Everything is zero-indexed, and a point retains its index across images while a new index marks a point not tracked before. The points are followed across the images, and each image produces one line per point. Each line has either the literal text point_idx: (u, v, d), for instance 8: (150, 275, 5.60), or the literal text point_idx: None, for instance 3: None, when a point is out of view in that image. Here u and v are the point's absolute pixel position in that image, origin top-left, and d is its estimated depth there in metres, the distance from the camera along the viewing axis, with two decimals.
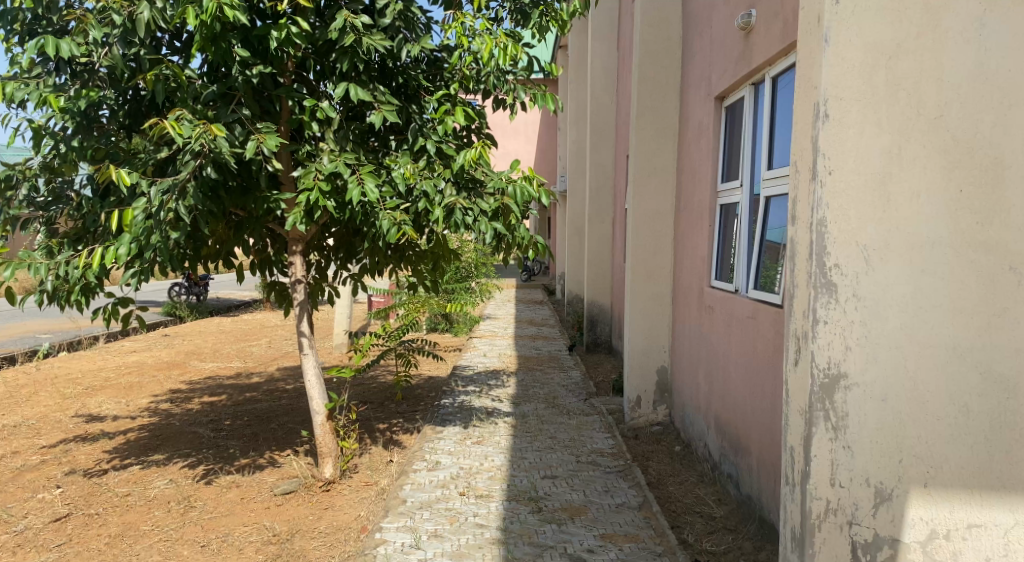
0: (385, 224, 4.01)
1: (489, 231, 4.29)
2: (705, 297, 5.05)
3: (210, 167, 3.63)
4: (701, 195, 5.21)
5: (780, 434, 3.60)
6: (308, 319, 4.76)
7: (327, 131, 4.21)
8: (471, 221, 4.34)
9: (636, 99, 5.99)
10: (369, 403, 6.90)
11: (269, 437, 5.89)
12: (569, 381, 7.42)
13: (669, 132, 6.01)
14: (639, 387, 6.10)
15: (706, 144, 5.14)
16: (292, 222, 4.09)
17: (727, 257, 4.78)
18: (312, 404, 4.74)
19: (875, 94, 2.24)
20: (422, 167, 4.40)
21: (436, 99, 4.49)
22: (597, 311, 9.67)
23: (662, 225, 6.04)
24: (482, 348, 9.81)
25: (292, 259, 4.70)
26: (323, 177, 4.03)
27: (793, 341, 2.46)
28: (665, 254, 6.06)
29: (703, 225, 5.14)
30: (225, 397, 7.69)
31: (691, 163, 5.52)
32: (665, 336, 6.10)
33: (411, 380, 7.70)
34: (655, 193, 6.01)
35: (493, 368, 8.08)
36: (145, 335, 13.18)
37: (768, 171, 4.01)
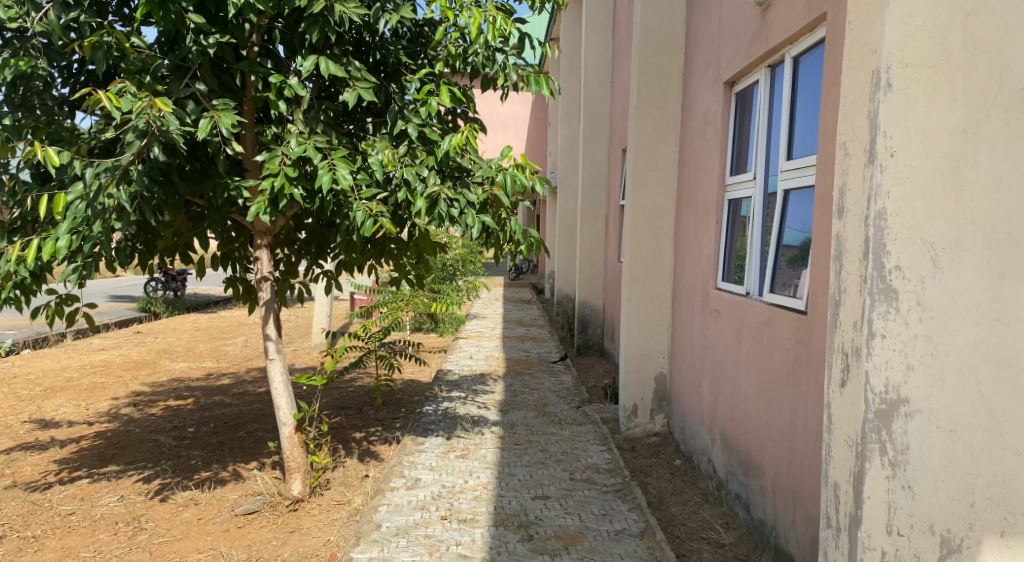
0: (359, 215, 3.60)
1: (476, 226, 3.87)
2: (710, 300, 4.66)
3: (157, 148, 3.15)
4: (706, 190, 4.82)
5: (802, 457, 3.21)
6: (275, 320, 4.32)
7: (296, 111, 3.80)
8: (456, 213, 3.93)
9: (636, 88, 5.59)
10: (347, 409, 6.48)
11: (235, 446, 5.44)
12: (559, 387, 7.01)
13: (671, 122, 5.61)
14: (636, 395, 5.69)
15: (712, 135, 4.75)
16: (255, 212, 3.68)
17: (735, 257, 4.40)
18: (278, 414, 4.30)
19: (949, 60, 1.86)
20: (403, 153, 3.98)
21: (419, 79, 4.08)
22: (589, 311, 9.39)
23: (662, 222, 5.65)
24: (468, 349, 9.37)
25: (258, 254, 4.26)
26: (289, 162, 3.62)
27: (838, 358, 2.05)
28: (665, 256, 5.66)
29: (708, 221, 4.75)
30: (193, 401, 7.20)
31: (695, 156, 5.13)
32: (663, 341, 5.72)
33: (393, 384, 7.27)
34: (655, 187, 5.61)
35: (480, 372, 7.65)
36: (116, 333, 12.63)
37: (786, 161, 3.62)
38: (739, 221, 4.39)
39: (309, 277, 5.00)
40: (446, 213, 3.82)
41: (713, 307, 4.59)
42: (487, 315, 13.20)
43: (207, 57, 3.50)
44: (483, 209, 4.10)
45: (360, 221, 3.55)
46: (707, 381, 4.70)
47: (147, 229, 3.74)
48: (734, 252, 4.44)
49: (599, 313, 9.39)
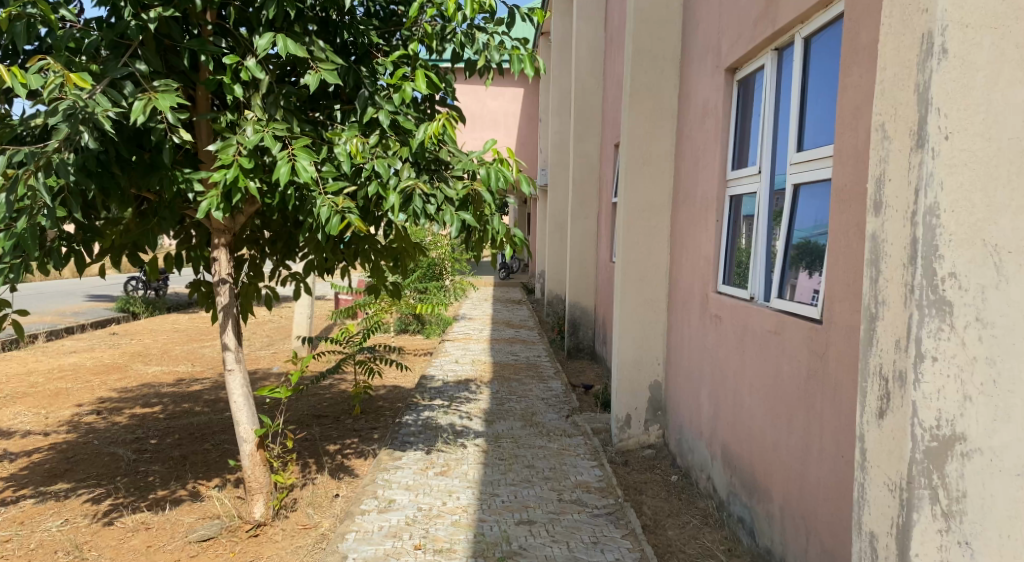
0: (324, 211, 3.22)
1: (456, 224, 3.50)
2: (710, 305, 4.32)
3: (88, 134, 2.80)
4: (705, 186, 4.48)
5: (816, 484, 2.87)
6: (235, 327, 3.94)
7: (254, 96, 3.44)
8: (433, 209, 3.57)
9: (630, 76, 5.24)
10: (323, 418, 6.12)
11: (199, 460, 5.06)
12: (549, 393, 6.65)
13: (667, 114, 5.26)
14: (629, 404, 5.33)
15: (711, 126, 4.41)
16: (206, 207, 3.32)
17: (738, 259, 4.06)
18: (239, 430, 3.91)
19: (1017, 20, 1.53)
20: (374, 144, 3.62)
21: (392, 62, 3.73)
22: (579, 313, 9.10)
23: (657, 219, 5.31)
24: (454, 352, 9.00)
25: (216, 254, 3.89)
26: (244, 151, 3.25)
27: (875, 382, 1.71)
28: (661, 256, 5.32)
29: (707, 220, 4.41)
30: (160, 408, 6.80)
31: (693, 149, 4.78)
32: (658, 346, 5.37)
33: (373, 391, 6.90)
34: (650, 183, 5.27)
35: (465, 378, 7.29)
36: (91, 335, 12.17)
37: (796, 153, 3.27)
38: (742, 218, 4.04)
39: (277, 281, 4.60)
40: (422, 211, 3.45)
41: (713, 313, 4.25)
42: (475, 315, 12.82)
43: (150, 33, 3.13)
44: (463, 207, 3.74)
45: (323, 218, 3.18)
46: (706, 392, 4.38)
47: (84, 226, 3.36)
48: (737, 253, 4.10)
49: (590, 314, 9.05)
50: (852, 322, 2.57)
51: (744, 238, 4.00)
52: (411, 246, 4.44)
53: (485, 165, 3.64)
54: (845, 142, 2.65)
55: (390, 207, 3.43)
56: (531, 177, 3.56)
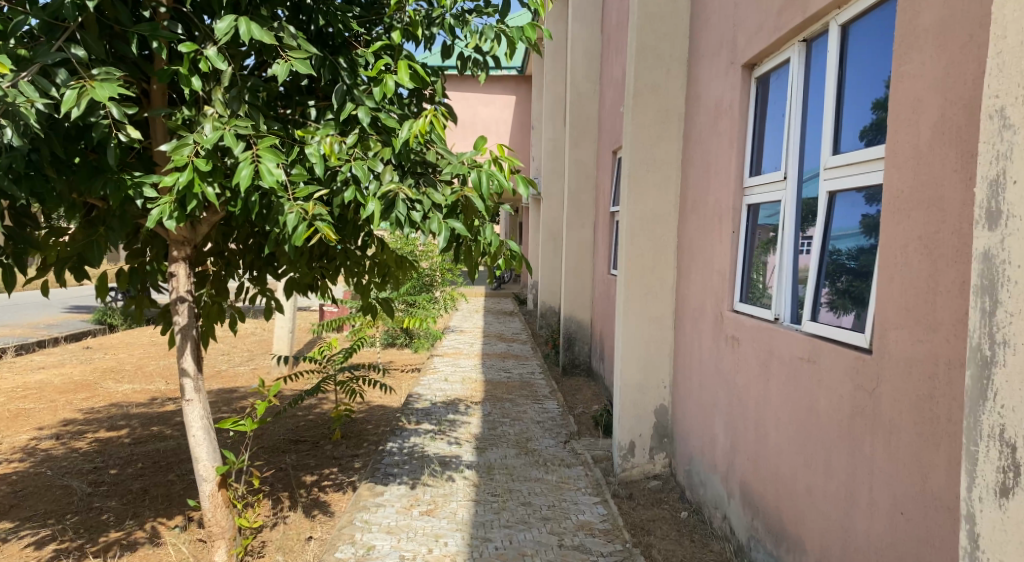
0: (290, 219, 2.83)
1: (444, 233, 3.10)
2: (725, 325, 3.94)
3: (11, 130, 2.35)
4: (719, 193, 4.09)
5: (863, 541, 2.47)
6: (195, 350, 3.49)
7: (215, 90, 3.01)
8: (417, 217, 3.17)
9: (633, 75, 4.86)
10: (298, 446, 5.68)
11: (160, 495, 4.59)
12: (544, 416, 6.22)
13: (673, 116, 4.88)
14: (633, 431, 4.92)
15: (725, 128, 4.03)
16: (158, 215, 2.90)
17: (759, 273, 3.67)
18: (198, 468, 3.44)
19: None
20: (352, 144, 3.21)
21: (373, 52, 3.32)
22: (575, 328, 8.69)
23: (662, 230, 4.92)
24: (444, 369, 8.56)
25: (173, 268, 3.45)
26: (202, 151, 2.81)
27: (992, 445, 1.32)
28: (666, 270, 4.92)
29: (721, 231, 4.02)
30: (126, 431, 6.30)
31: (704, 154, 4.40)
32: (664, 367, 4.96)
33: (356, 413, 6.45)
34: (655, 190, 4.88)
35: (455, 397, 6.85)
36: (62, 349, 11.59)
37: (832, 156, 2.88)
38: (764, 229, 3.65)
39: (247, 299, 4.13)
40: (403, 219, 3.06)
41: (729, 335, 3.86)
42: (465, 328, 12.37)
43: (91, 13, 2.68)
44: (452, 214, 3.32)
45: (290, 226, 2.80)
46: (720, 421, 3.97)
47: (17, 238, 2.91)
48: (756, 267, 3.71)
49: (586, 328, 8.65)
50: (912, 353, 2.18)
51: (765, 251, 3.61)
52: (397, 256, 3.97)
53: (475, 168, 3.23)
54: (901, 141, 2.26)
55: (368, 214, 3.04)
56: (527, 181, 3.17)
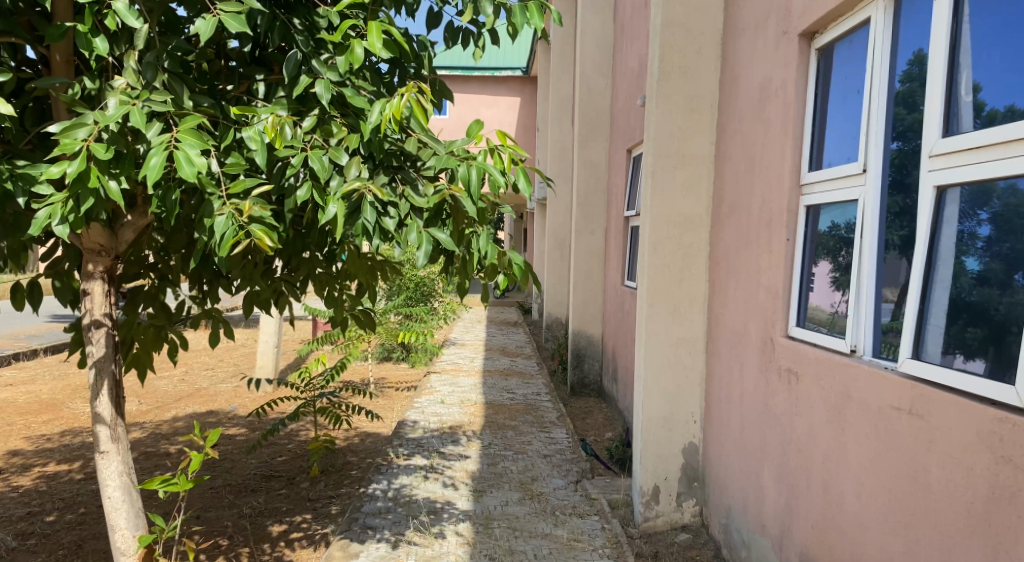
0: (217, 221, 2.17)
1: (424, 247, 2.39)
2: (778, 355, 3.22)
3: None
4: (768, 194, 3.38)
5: None
6: (118, 390, 2.77)
7: (127, 53, 2.30)
8: (390, 223, 2.46)
9: (658, 56, 4.17)
10: (269, 485, 4.97)
11: (98, 551, 3.86)
12: (552, 447, 5.49)
13: (704, 104, 4.19)
14: (657, 474, 4.18)
15: (776, 114, 3.32)
16: (45, 219, 2.14)
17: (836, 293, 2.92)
18: (116, 540, 2.71)
19: None
20: (309, 128, 2.51)
21: (339, 12, 2.61)
22: (584, 343, 7.97)
23: (691, 237, 4.20)
24: (441, 388, 7.83)
25: (88, 285, 2.72)
26: (107, 131, 2.11)
27: None
28: (697, 285, 4.20)
29: (772, 239, 3.31)
30: (80, 464, 5.57)
31: (748, 148, 3.67)
32: (694, 399, 4.24)
33: (338, 444, 5.73)
34: (682, 191, 4.18)
35: (452, 424, 6.13)
36: (36, 364, 10.84)
37: (940, 141, 2.17)
38: (838, 238, 2.91)
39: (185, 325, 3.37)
40: (370, 229, 2.36)
41: (784, 369, 3.14)
42: (466, 341, 11.61)
43: None
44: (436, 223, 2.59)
45: (215, 229, 2.14)
46: (769, 473, 3.25)
47: None
48: (829, 284, 2.97)
49: (596, 344, 7.92)
50: None
51: (840, 267, 2.88)
52: (371, 259, 3.40)
53: (465, 163, 2.51)
54: None
55: (324, 220, 2.33)
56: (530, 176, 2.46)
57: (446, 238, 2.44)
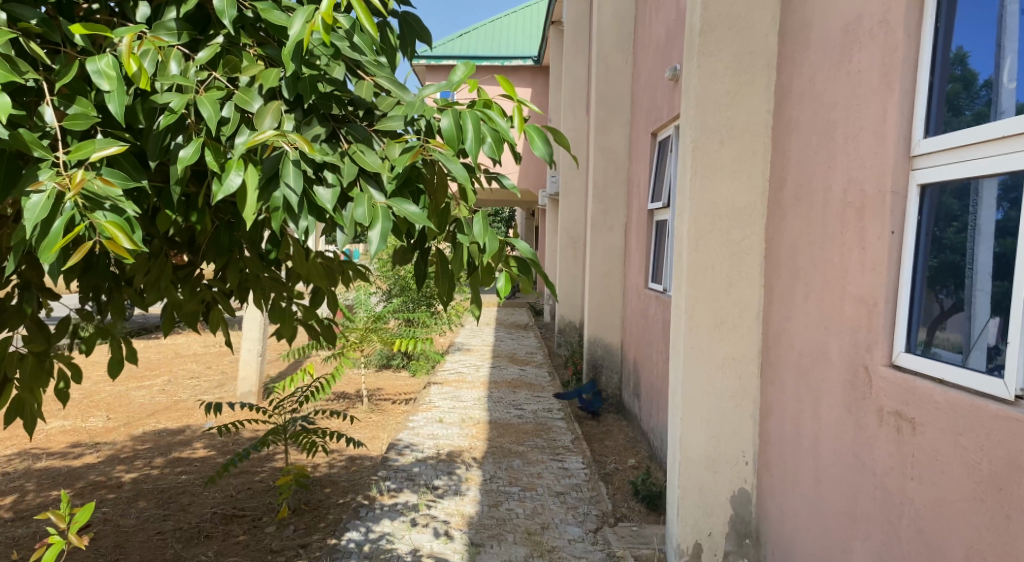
0: (29, 205, 1.31)
1: (382, 222, 1.57)
2: (874, 390, 2.37)
3: None
4: (858, 172, 2.52)
5: None
6: None
7: None
8: (326, 195, 1.62)
9: (702, 3, 3.33)
10: (230, 528, 4.18)
11: None
12: (565, 481, 4.66)
13: (759, 63, 3.33)
14: (698, 527, 3.39)
15: (870, 64, 2.47)
16: None
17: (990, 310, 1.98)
18: None
19: None
20: (204, 60, 1.66)
21: None
22: (602, 353, 7.15)
23: (743, 230, 3.37)
24: (441, 402, 7.02)
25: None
26: None
27: None
28: (749, 293, 3.37)
29: (866, 233, 2.46)
30: (15, 497, 4.76)
31: (824, 110, 2.80)
32: (746, 434, 3.39)
33: (318, 474, 4.95)
34: (732, 172, 3.35)
35: (450, 448, 5.32)
36: None
37: None
38: (988, 228, 2.02)
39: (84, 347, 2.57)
40: (294, 204, 1.54)
41: (888, 411, 2.27)
42: (473, 347, 10.82)
43: None
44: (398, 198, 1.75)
45: (25, 218, 1.29)
46: (865, 552, 2.38)
47: None
48: (981, 300, 2.03)
49: (615, 354, 7.09)
50: None
51: (992, 268, 1.98)
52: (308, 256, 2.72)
53: (448, 109, 1.69)
54: None
55: (222, 195, 1.51)
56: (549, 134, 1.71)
57: (416, 212, 1.62)
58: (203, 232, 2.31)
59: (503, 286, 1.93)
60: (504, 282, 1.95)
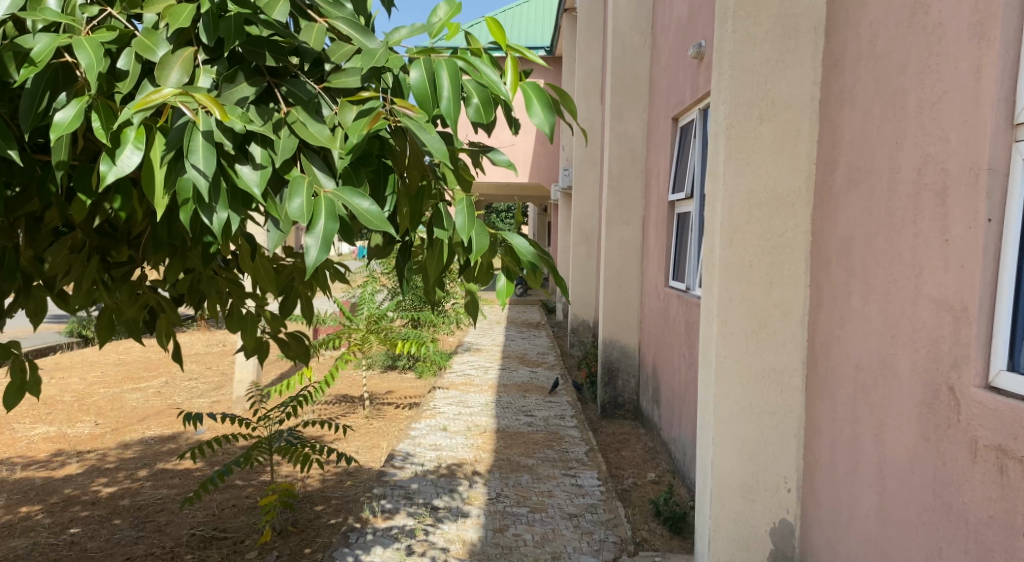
0: None
1: (328, 219, 1.16)
2: (963, 416, 1.91)
3: None
4: (937, 147, 2.06)
5: None
6: None
7: None
8: (252, 177, 1.20)
9: None
10: (208, 552, 3.79)
11: None
12: (579, 500, 4.23)
13: (803, 28, 2.87)
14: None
15: (955, 14, 2.00)
16: None
17: None
18: None
19: None
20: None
21: None
22: (618, 355, 6.69)
23: (783, 222, 2.92)
24: (446, 407, 6.60)
25: None
26: None
27: None
28: (790, 294, 2.93)
29: (950, 223, 1.99)
30: None
31: (888, 75, 2.34)
32: (786, 458, 2.94)
33: (308, 491, 4.56)
34: (772, 156, 2.92)
35: (454, 461, 4.91)
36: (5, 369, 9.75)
37: None
38: None
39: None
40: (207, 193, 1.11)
41: (985, 444, 1.81)
42: (482, 347, 10.40)
43: None
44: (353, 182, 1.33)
45: None
46: None
47: None
48: None
49: (632, 356, 6.64)
50: None
51: None
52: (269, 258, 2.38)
53: (419, 62, 1.31)
54: None
55: (116, 177, 1.14)
56: (551, 95, 1.38)
57: (372, 209, 1.20)
58: (139, 225, 1.89)
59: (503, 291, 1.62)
60: (505, 283, 1.64)
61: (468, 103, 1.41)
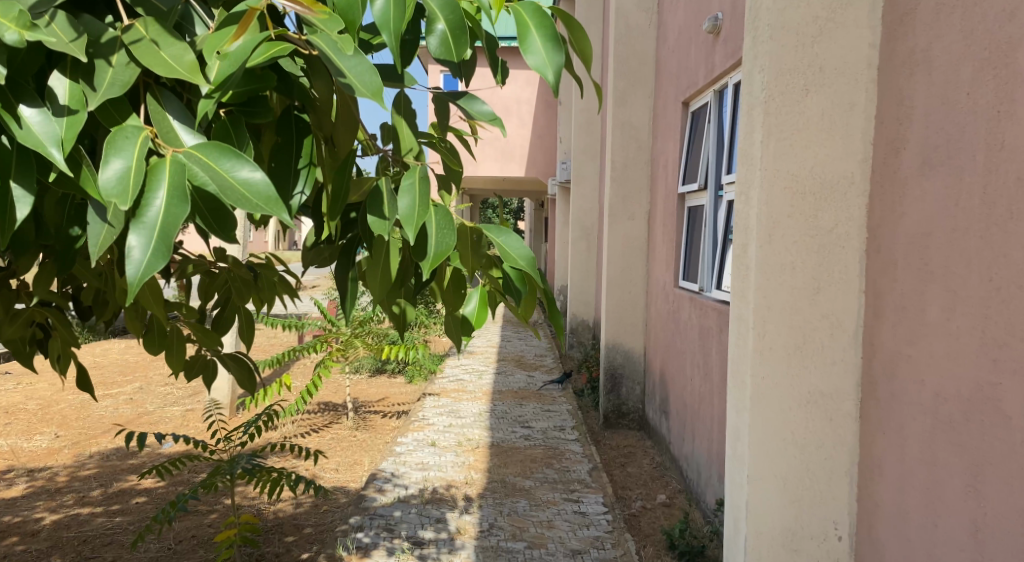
0: None
1: (171, 195, 0.69)
2: None
3: None
4: None
5: None
6: None
7: None
8: (46, 129, 0.77)
9: None
10: None
11: None
12: (584, 530, 3.73)
13: None
14: None
15: None
16: None
17: None
18: None
19: None
20: None
21: None
22: (621, 361, 6.19)
23: (830, 214, 2.42)
24: (436, 417, 6.10)
25: None
26: None
27: None
28: (840, 301, 2.42)
29: None
30: None
31: (984, 26, 1.83)
32: (834, 498, 2.44)
33: (277, 520, 4.05)
34: (820, 134, 2.40)
35: (443, 482, 4.41)
36: None
37: None
38: None
39: None
40: None
41: None
42: (476, 348, 9.89)
43: None
44: (230, 141, 0.85)
45: None
46: None
47: None
48: None
49: (636, 362, 6.14)
50: None
51: None
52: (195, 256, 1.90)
53: None
54: None
55: None
56: (558, 26, 0.90)
57: (255, 177, 0.72)
58: None
59: (474, 308, 1.31)
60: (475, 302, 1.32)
61: (430, 30, 0.92)
